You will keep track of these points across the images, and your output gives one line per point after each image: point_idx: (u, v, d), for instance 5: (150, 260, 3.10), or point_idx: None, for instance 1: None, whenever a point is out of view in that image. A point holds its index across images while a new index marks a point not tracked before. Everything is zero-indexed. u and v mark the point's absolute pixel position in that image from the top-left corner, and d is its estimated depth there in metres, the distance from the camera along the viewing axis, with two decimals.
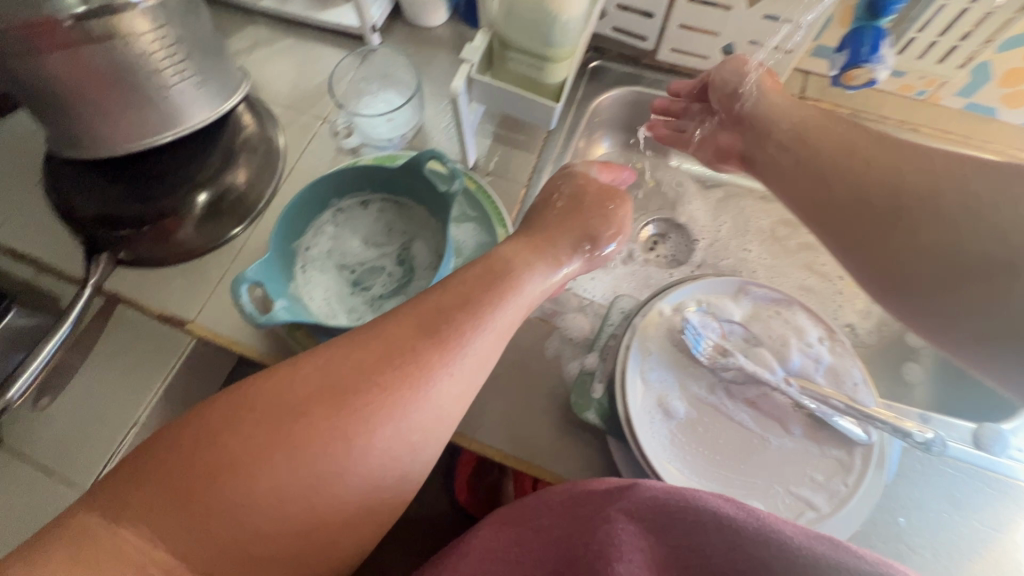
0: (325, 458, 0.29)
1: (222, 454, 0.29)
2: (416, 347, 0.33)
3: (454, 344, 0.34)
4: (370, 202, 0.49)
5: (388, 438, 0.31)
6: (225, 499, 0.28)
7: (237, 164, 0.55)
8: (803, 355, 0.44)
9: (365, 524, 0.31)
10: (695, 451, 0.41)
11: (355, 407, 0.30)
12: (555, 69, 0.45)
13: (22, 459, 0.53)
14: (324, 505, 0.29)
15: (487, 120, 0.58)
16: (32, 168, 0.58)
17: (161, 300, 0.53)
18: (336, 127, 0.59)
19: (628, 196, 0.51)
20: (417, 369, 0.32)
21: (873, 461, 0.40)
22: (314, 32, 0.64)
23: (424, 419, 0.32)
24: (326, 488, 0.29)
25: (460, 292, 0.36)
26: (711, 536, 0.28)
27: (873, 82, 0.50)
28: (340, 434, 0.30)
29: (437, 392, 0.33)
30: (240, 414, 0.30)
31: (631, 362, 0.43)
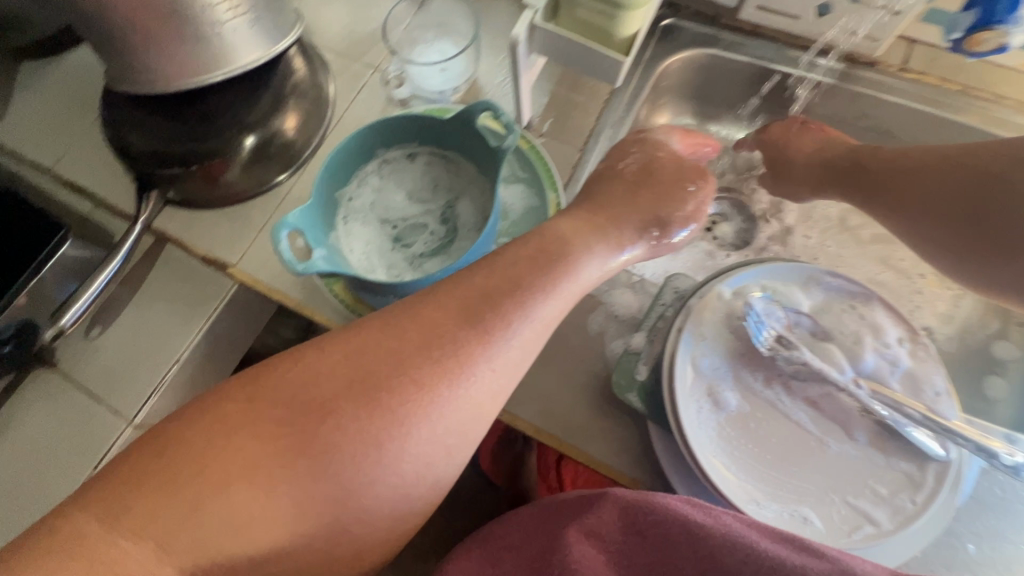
0: (358, 458, 0.30)
1: (255, 452, 0.29)
2: (452, 345, 0.33)
3: (493, 345, 0.34)
4: (417, 155, 0.46)
5: (422, 441, 0.32)
6: (256, 501, 0.29)
7: (285, 109, 0.53)
8: (878, 356, 0.39)
9: (396, 523, 0.32)
10: (744, 446, 0.38)
11: (388, 404, 0.31)
12: (627, 19, 0.41)
13: (71, 384, 0.55)
14: (357, 505, 0.30)
15: (545, 77, 0.54)
16: (92, 103, 0.59)
17: (207, 241, 0.53)
18: (388, 76, 0.57)
19: (713, 177, 0.47)
20: (453, 368, 0.32)
21: (947, 482, 0.36)
22: None
23: (457, 421, 0.33)
24: (361, 488, 0.30)
25: (506, 284, 0.35)
26: (681, 540, 0.30)
27: (1003, 48, 0.43)
28: (374, 436, 0.31)
29: (473, 394, 0.33)
30: (265, 412, 0.30)
31: (682, 345, 0.40)
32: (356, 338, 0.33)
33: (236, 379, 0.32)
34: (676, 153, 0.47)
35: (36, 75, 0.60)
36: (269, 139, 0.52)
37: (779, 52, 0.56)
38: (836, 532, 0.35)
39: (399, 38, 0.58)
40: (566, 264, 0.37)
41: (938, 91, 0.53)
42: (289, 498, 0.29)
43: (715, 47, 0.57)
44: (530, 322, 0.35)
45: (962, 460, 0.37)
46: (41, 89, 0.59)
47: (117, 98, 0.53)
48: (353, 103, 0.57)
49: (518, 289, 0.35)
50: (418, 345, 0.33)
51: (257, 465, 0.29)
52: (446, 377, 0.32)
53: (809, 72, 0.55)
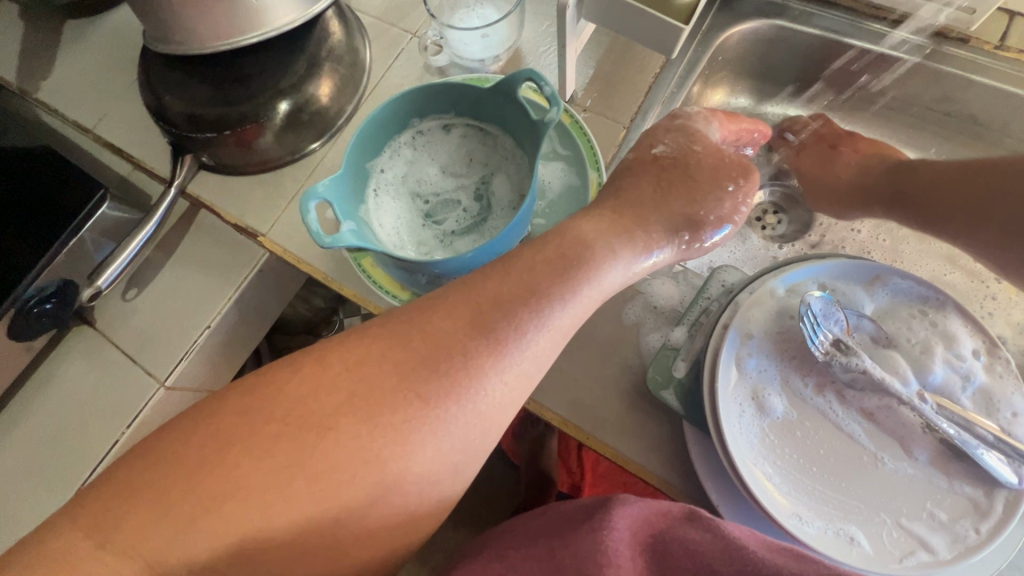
0: (359, 476, 0.29)
1: (252, 464, 0.28)
2: (463, 356, 0.32)
3: (506, 356, 0.32)
4: (452, 127, 0.44)
5: (428, 456, 0.30)
6: (247, 520, 0.27)
7: (320, 74, 0.51)
8: (948, 368, 0.35)
9: (399, 543, 0.31)
10: (789, 458, 0.35)
11: (391, 421, 0.30)
12: None
13: (107, 344, 0.56)
14: (356, 527, 0.29)
15: (591, 48, 0.51)
16: (131, 64, 0.58)
17: (239, 208, 0.53)
18: (426, 42, 0.54)
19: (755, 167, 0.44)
20: (464, 379, 0.31)
21: (1019, 512, 0.33)
22: None
23: (465, 434, 0.31)
24: (362, 505, 0.29)
25: (523, 292, 0.34)
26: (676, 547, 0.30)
27: None
28: (377, 453, 0.29)
29: (484, 405, 0.32)
30: (261, 425, 0.29)
31: (727, 343, 0.37)
32: (361, 348, 0.32)
33: (234, 387, 0.31)
34: (712, 145, 0.44)
35: (78, 34, 0.60)
36: (304, 106, 0.51)
37: (855, 24, 0.50)
38: (885, 554, 0.32)
39: (439, 3, 0.55)
40: (587, 269, 0.35)
41: None
42: (285, 514, 0.28)
43: (783, 18, 0.52)
44: (546, 329, 0.34)
45: None
46: (83, 48, 0.59)
47: (156, 59, 0.52)
48: (389, 70, 0.55)
49: (534, 297, 0.34)
50: (427, 355, 0.32)
51: (251, 478, 0.28)
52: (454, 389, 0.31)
53: (890, 47, 0.50)
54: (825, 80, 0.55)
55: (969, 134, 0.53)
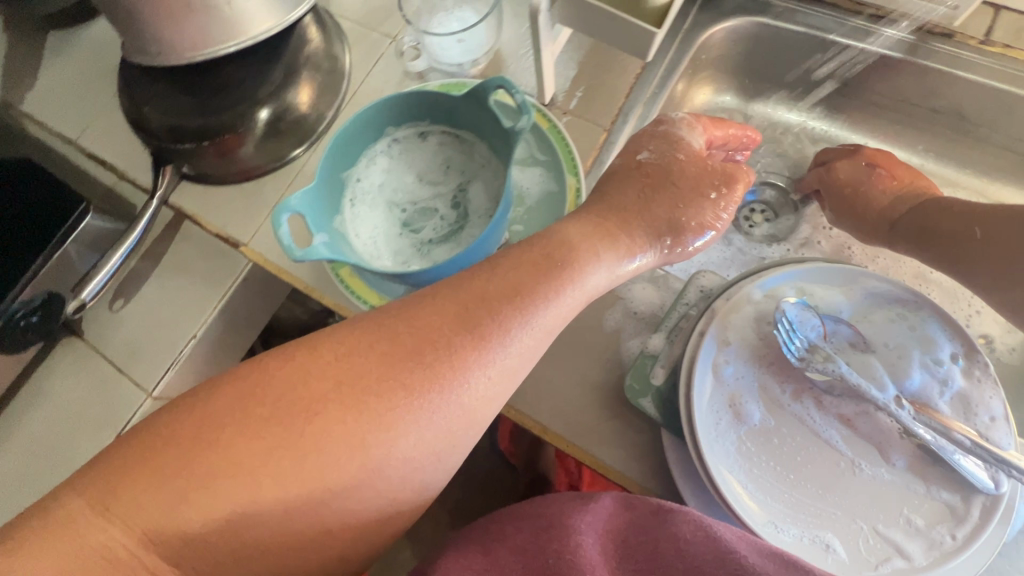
0: (343, 463, 0.28)
1: (225, 455, 0.27)
2: (446, 351, 0.31)
3: (489, 352, 0.31)
4: (428, 134, 0.44)
5: (409, 448, 0.29)
6: (226, 501, 0.27)
7: (299, 81, 0.51)
8: (926, 373, 0.35)
9: (379, 532, 0.30)
10: (765, 465, 0.35)
11: (377, 408, 0.29)
12: None
13: (97, 354, 0.56)
14: (337, 513, 0.28)
15: (571, 50, 0.50)
16: (113, 75, 0.58)
17: (222, 219, 0.53)
18: (403, 47, 0.54)
19: (750, 177, 0.43)
20: (446, 373, 0.30)
21: (995, 516, 0.32)
22: None
23: (449, 425, 0.30)
24: (339, 497, 0.28)
25: (509, 286, 0.33)
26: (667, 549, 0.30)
27: None
28: (361, 438, 0.28)
29: (466, 399, 0.31)
30: (252, 408, 0.28)
31: (704, 351, 0.37)
32: (348, 338, 0.31)
33: (230, 372, 0.31)
34: (696, 152, 0.42)
35: (60, 45, 0.60)
36: (284, 114, 0.51)
37: (838, 21, 0.49)
38: (861, 562, 0.32)
39: (416, 8, 0.54)
40: (572, 271, 0.35)
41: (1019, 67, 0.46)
42: (254, 506, 0.27)
43: (766, 15, 0.51)
44: (530, 328, 0.33)
45: (1014, 493, 0.33)
46: (65, 60, 0.59)
47: (134, 72, 0.52)
48: (369, 75, 0.54)
49: (516, 295, 0.33)
50: (410, 348, 0.31)
51: (221, 470, 0.27)
52: (437, 381, 0.30)
53: (873, 44, 0.49)
54: (810, 77, 0.54)
55: (957, 130, 0.52)
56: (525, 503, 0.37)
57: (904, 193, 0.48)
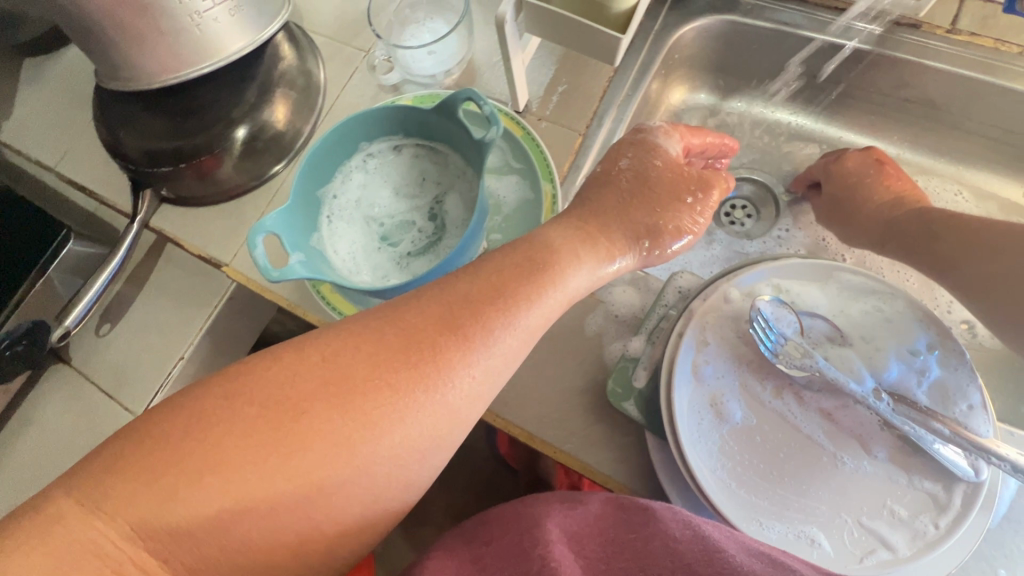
0: (327, 464, 0.26)
1: (200, 457, 0.25)
2: (433, 350, 0.30)
3: (475, 352, 0.30)
4: (402, 147, 0.44)
5: (394, 450, 0.28)
6: (203, 503, 0.25)
7: (274, 99, 0.51)
8: (902, 364, 0.36)
9: (361, 534, 0.29)
10: (748, 463, 0.35)
11: (363, 407, 0.28)
12: None
13: (87, 380, 0.56)
14: (321, 515, 0.27)
15: (542, 57, 0.51)
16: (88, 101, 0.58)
17: (203, 240, 0.53)
18: (376, 60, 0.54)
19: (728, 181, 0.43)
20: (432, 372, 0.29)
21: (977, 503, 0.33)
22: None
23: (434, 425, 0.29)
24: (319, 501, 0.27)
25: (496, 283, 0.32)
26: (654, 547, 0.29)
27: None
28: (346, 438, 0.27)
29: (451, 399, 0.30)
30: (237, 406, 0.27)
31: (683, 353, 0.37)
32: (335, 337, 0.30)
33: (215, 373, 0.29)
34: (672, 160, 0.42)
35: (34, 74, 0.60)
36: (261, 133, 0.51)
37: (807, 16, 0.50)
38: (846, 555, 0.32)
39: (388, 22, 0.55)
40: (554, 273, 0.34)
41: (982, 53, 0.47)
42: (223, 511, 0.25)
43: (735, 13, 0.51)
44: (515, 329, 0.32)
45: (993, 480, 0.33)
46: (39, 88, 0.59)
47: (108, 97, 0.52)
48: (343, 90, 0.55)
49: (502, 295, 0.32)
50: (396, 347, 0.29)
51: (190, 473, 0.25)
52: (424, 380, 0.29)
53: (842, 36, 0.49)
54: (783, 72, 0.54)
55: (930, 118, 0.52)
56: (514, 506, 0.37)
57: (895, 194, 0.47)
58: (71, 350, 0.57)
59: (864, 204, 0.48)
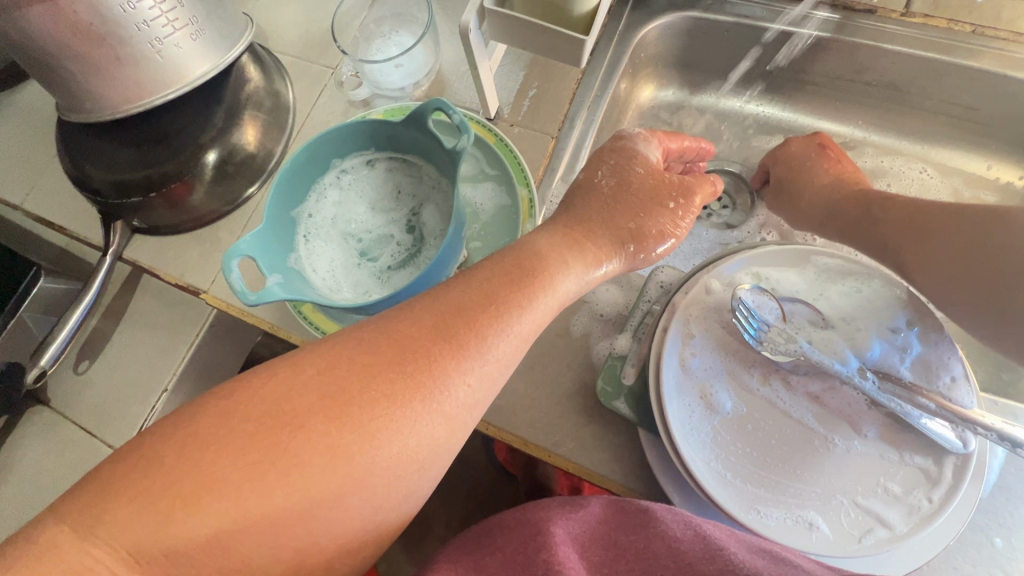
0: (325, 478, 0.26)
1: (196, 476, 0.24)
2: (426, 359, 0.29)
3: (469, 360, 0.30)
4: (375, 162, 0.44)
5: (391, 460, 0.27)
6: (199, 525, 0.24)
7: (243, 122, 0.50)
8: (885, 342, 0.37)
9: (362, 549, 0.28)
10: (742, 451, 0.35)
11: (359, 420, 0.27)
12: None
13: (69, 420, 0.55)
14: (321, 531, 0.26)
15: (511, 63, 0.51)
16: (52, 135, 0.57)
17: (179, 269, 0.52)
18: (343, 78, 0.54)
19: (710, 186, 0.43)
20: (427, 382, 0.29)
21: (968, 475, 0.33)
22: None
23: (432, 435, 0.29)
24: (318, 517, 0.26)
25: (487, 290, 0.32)
26: (657, 549, 0.29)
27: None
28: (343, 451, 0.26)
29: (447, 408, 0.29)
30: (232, 423, 0.26)
31: (669, 347, 0.37)
32: (329, 351, 0.29)
33: (207, 393, 0.28)
34: (655, 168, 0.42)
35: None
36: (230, 158, 0.50)
37: (766, 7, 0.51)
38: (845, 537, 0.32)
39: (353, 38, 0.55)
40: (542, 278, 0.34)
41: (942, 33, 0.48)
42: (220, 531, 0.24)
43: (696, 9, 0.52)
44: (506, 336, 0.31)
45: (983, 450, 0.34)
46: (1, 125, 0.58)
47: (71, 130, 0.51)
48: (314, 108, 0.55)
49: (493, 301, 0.32)
50: (390, 357, 0.29)
51: (181, 496, 0.24)
52: (420, 389, 0.28)
53: (801, 25, 0.50)
54: (748, 65, 0.55)
55: (892, 98, 0.53)
56: (514, 513, 0.36)
57: (842, 177, 0.48)
58: (49, 390, 0.55)
59: (808, 187, 0.48)
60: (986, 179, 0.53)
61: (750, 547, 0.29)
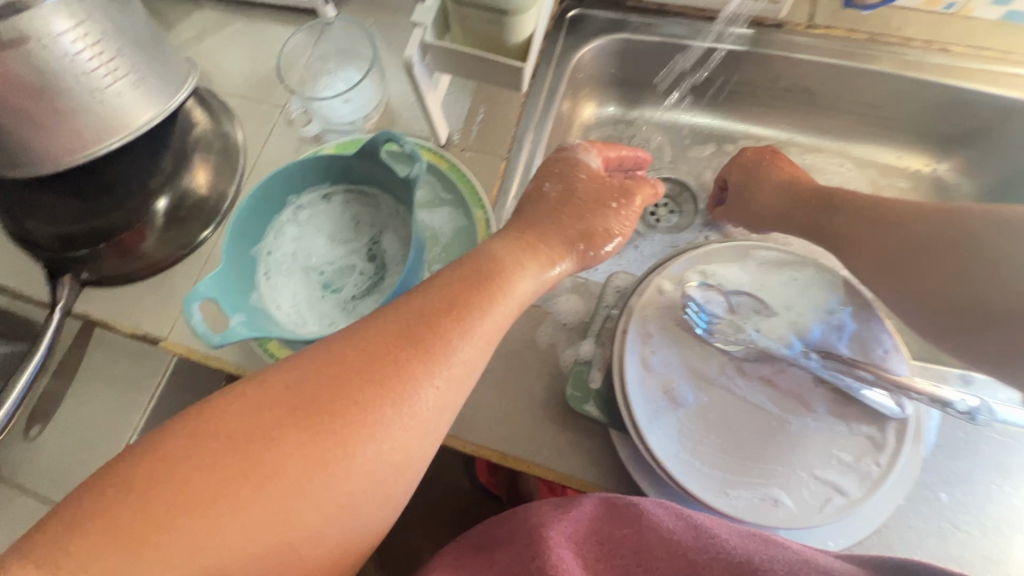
0: (301, 488, 0.26)
1: (170, 498, 0.25)
2: (395, 366, 0.30)
3: (436, 363, 0.31)
4: (332, 195, 0.45)
5: (367, 467, 0.28)
6: (175, 548, 0.24)
7: (192, 166, 0.51)
8: (824, 324, 0.40)
9: (345, 556, 0.28)
10: (707, 439, 0.37)
11: (332, 428, 0.27)
12: (520, 24, 0.40)
13: (20, 490, 0.52)
14: (301, 541, 0.26)
15: (457, 91, 0.53)
16: None
17: (134, 319, 0.50)
18: (292, 115, 0.55)
19: (646, 186, 0.46)
20: (397, 387, 0.29)
21: (907, 437, 0.36)
22: (265, 15, 0.60)
23: (406, 438, 0.29)
24: (297, 527, 0.26)
25: (448, 298, 0.33)
26: (653, 546, 0.30)
27: None
28: (317, 461, 0.27)
29: (418, 411, 0.30)
30: (204, 443, 0.26)
31: (629, 348, 0.39)
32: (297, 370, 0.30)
33: (176, 418, 0.28)
34: (596, 172, 0.44)
35: None
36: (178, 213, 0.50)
37: (688, 26, 0.55)
38: (807, 508, 0.35)
39: (300, 77, 0.56)
40: (502, 281, 0.35)
41: (850, 42, 0.53)
42: (198, 550, 0.24)
43: (625, 31, 0.56)
44: (471, 338, 0.32)
45: (919, 414, 0.37)
46: None
47: (13, 189, 0.50)
48: (265, 148, 0.54)
49: (455, 307, 0.33)
50: (358, 367, 0.29)
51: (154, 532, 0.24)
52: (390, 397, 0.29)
53: (721, 41, 0.55)
54: (678, 79, 0.59)
55: (810, 101, 0.58)
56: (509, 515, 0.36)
57: (791, 180, 0.51)
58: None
59: (760, 195, 0.51)
60: (899, 169, 0.59)
61: (743, 535, 0.30)
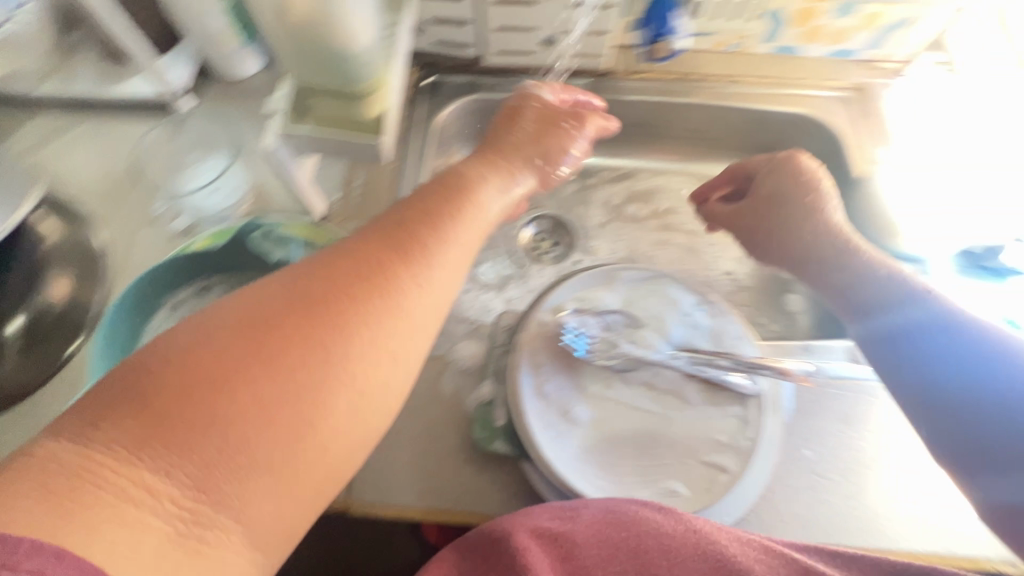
0: (307, 363, 0.28)
1: (171, 382, 0.26)
2: (387, 263, 0.33)
3: (421, 262, 0.34)
4: (211, 288, 0.45)
5: (375, 349, 0.30)
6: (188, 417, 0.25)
7: (50, 280, 0.48)
8: (683, 327, 0.47)
9: (360, 440, 0.29)
10: (604, 447, 0.42)
11: (331, 313, 0.30)
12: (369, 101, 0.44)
13: None
14: (310, 425, 0.28)
15: (328, 167, 0.56)
16: None
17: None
18: (155, 213, 0.54)
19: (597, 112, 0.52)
20: (389, 281, 0.32)
21: (766, 409, 0.43)
22: (113, 113, 0.58)
23: (405, 326, 0.32)
24: (305, 401, 0.28)
25: (416, 211, 0.37)
26: (656, 553, 0.34)
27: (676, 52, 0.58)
28: (318, 341, 0.29)
29: (411, 301, 0.32)
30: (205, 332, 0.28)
31: (524, 382, 0.43)
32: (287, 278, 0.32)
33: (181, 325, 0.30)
34: (550, 101, 0.50)
35: None
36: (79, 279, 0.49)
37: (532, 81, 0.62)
38: (697, 491, 0.40)
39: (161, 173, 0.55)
40: (467, 194, 0.39)
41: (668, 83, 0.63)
42: (208, 429, 0.25)
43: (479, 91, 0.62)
44: (449, 240, 0.36)
45: (773, 388, 0.44)
46: None
47: None
48: (132, 250, 0.52)
49: (426, 216, 0.36)
50: (343, 268, 0.32)
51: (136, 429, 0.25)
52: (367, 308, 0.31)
53: None
54: None
55: (649, 134, 0.68)
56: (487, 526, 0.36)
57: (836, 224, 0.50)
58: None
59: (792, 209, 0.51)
60: None
61: (731, 536, 0.36)
